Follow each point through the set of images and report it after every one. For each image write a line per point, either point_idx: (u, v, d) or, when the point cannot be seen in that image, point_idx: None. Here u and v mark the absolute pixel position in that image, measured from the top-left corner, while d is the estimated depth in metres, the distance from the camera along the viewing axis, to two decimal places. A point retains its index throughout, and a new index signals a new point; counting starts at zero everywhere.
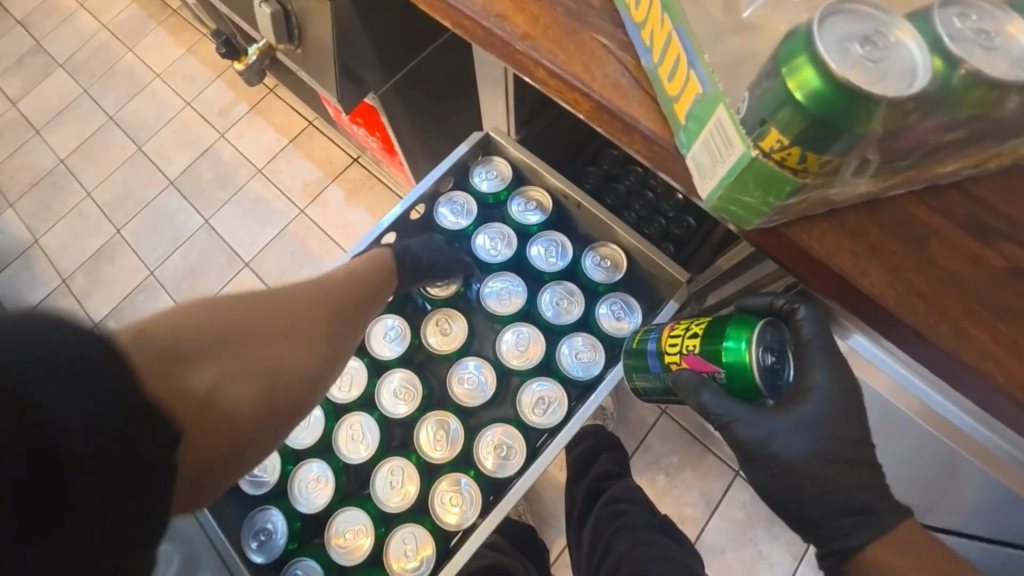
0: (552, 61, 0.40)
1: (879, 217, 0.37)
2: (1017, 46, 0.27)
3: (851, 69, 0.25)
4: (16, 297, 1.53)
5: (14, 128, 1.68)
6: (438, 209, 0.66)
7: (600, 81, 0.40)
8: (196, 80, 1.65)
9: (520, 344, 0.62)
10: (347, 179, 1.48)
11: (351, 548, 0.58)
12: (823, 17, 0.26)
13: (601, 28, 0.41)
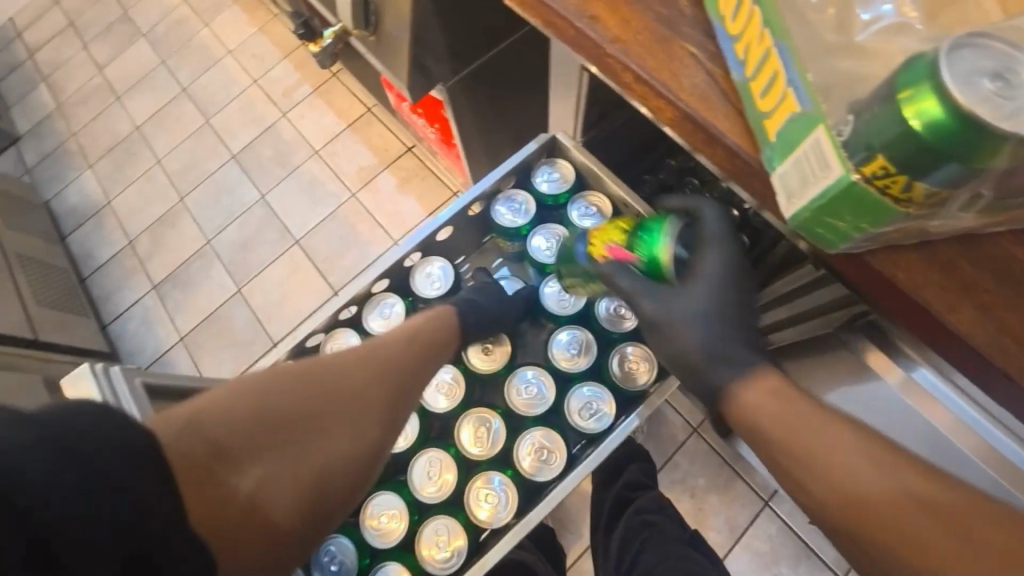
0: (640, 66, 0.40)
1: (974, 253, 0.35)
2: None
3: (982, 106, 0.23)
4: (88, 253, 1.65)
5: (97, 93, 1.79)
6: (495, 208, 0.66)
7: (687, 90, 0.39)
8: (265, 59, 1.72)
9: (572, 348, 0.63)
10: (401, 167, 1.51)
11: (385, 532, 0.59)
12: (950, 49, 0.25)
13: (691, 37, 0.40)
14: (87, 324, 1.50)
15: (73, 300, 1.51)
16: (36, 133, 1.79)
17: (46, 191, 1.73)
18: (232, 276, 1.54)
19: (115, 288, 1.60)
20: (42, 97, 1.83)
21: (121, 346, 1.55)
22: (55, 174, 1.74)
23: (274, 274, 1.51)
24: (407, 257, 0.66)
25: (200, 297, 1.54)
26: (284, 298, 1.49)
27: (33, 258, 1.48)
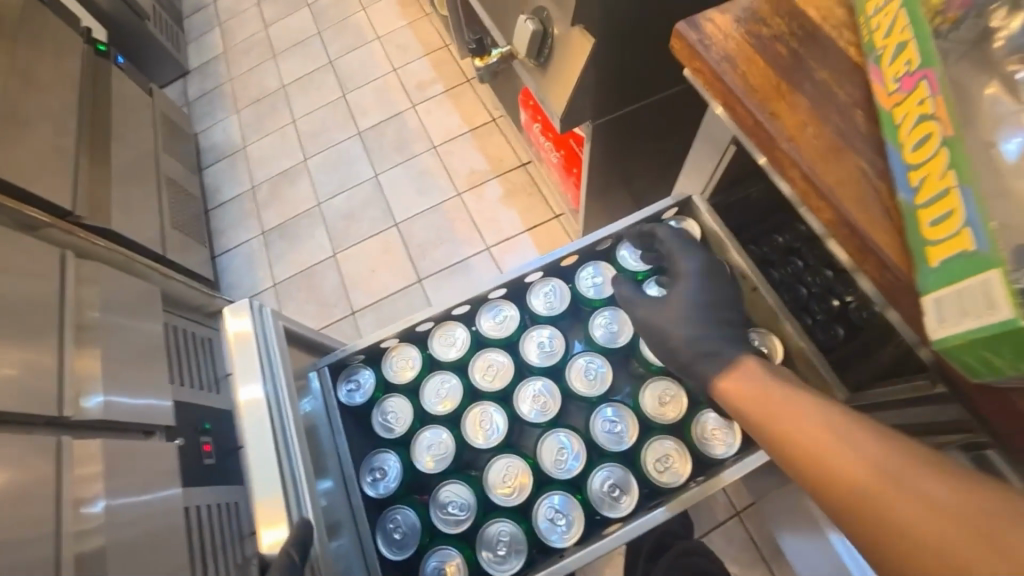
0: (809, 167, 0.43)
1: None
2: None
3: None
4: (216, 188, 1.85)
5: (259, 49, 2.01)
6: (581, 270, 0.74)
7: (849, 197, 0.42)
8: (407, 50, 1.85)
9: (663, 397, 0.66)
10: (509, 179, 1.59)
11: (452, 519, 0.65)
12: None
13: (862, 152, 0.43)
14: (202, 251, 1.68)
15: (196, 226, 1.70)
16: (201, 72, 2.03)
17: (197, 125, 1.95)
18: (332, 240, 1.67)
19: (231, 224, 1.79)
20: (214, 42, 2.07)
21: (222, 276, 1.72)
22: (208, 112, 1.96)
23: (368, 249, 1.63)
24: (530, 275, 0.73)
25: (299, 251, 1.69)
26: (373, 272, 1.60)
27: (175, 182, 1.68)
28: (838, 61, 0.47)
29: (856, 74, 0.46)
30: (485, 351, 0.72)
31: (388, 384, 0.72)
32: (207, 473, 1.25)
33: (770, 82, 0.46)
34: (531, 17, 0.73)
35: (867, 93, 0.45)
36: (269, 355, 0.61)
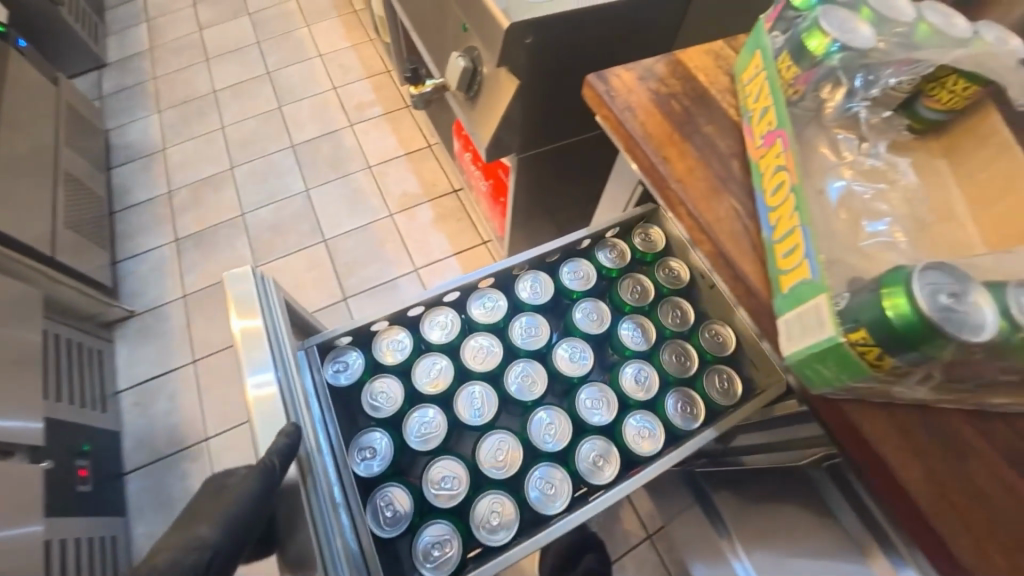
0: (692, 206, 0.49)
1: (927, 419, 0.44)
2: None
3: (952, 330, 0.31)
4: (126, 190, 1.71)
5: (191, 51, 1.92)
6: (562, 266, 0.75)
7: (723, 232, 0.48)
8: (349, 71, 1.86)
9: (640, 377, 0.69)
10: (442, 204, 1.62)
11: (444, 494, 0.63)
12: (923, 268, 0.33)
13: (736, 196, 0.50)
14: (101, 255, 1.54)
15: (96, 228, 1.56)
16: (120, 67, 1.90)
17: (110, 121, 1.82)
18: (254, 253, 1.60)
19: (140, 229, 1.66)
20: (139, 38, 1.96)
21: (123, 284, 1.58)
22: (125, 109, 1.83)
23: (293, 264, 1.58)
24: (516, 267, 0.75)
25: (216, 263, 1.60)
26: (296, 289, 1.54)
27: (76, 178, 1.54)
28: (720, 116, 0.53)
29: (734, 128, 0.53)
30: (472, 336, 0.71)
31: (374, 366, 0.69)
32: (79, 501, 1.13)
33: (664, 130, 0.52)
34: (463, 55, 0.78)
35: (741, 145, 0.52)
36: (277, 338, 0.57)
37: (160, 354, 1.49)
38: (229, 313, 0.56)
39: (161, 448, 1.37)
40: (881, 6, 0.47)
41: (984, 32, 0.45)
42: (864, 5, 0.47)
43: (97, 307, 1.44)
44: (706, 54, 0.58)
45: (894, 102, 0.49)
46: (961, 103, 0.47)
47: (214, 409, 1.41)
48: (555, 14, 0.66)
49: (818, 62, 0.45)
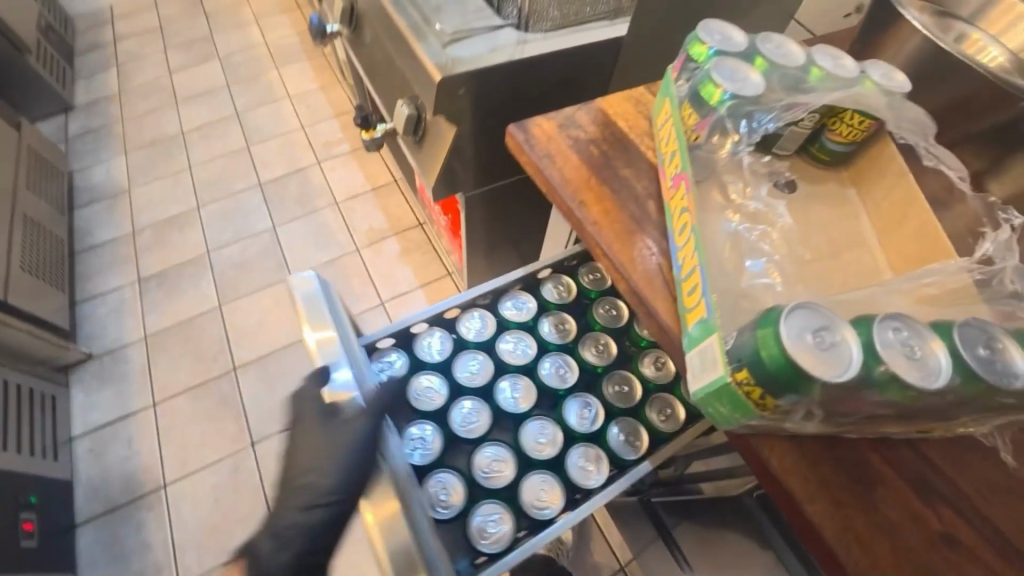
0: (609, 247, 0.51)
1: (835, 450, 0.45)
2: (935, 359, 0.35)
3: (816, 370, 0.32)
4: (88, 230, 1.70)
5: (159, 93, 1.95)
6: (581, 265, 0.74)
7: (638, 272, 0.50)
8: (317, 111, 1.90)
9: (658, 362, 0.68)
10: (407, 238, 1.65)
11: (494, 476, 0.62)
12: (791, 309, 0.34)
13: (650, 236, 0.52)
14: (58, 297, 1.51)
15: (54, 270, 1.54)
16: (88, 110, 1.91)
17: (75, 163, 1.82)
18: (219, 291, 1.59)
19: (102, 269, 1.64)
20: (107, 81, 1.98)
21: (82, 327, 1.55)
22: (90, 150, 1.84)
23: (259, 301, 1.57)
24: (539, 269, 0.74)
25: (180, 302, 1.58)
26: (260, 326, 1.53)
27: (34, 220, 1.52)
28: (638, 158, 0.56)
29: (648, 170, 0.55)
30: (505, 334, 0.70)
31: (416, 365, 0.68)
32: (21, 558, 1.07)
33: (582, 175, 0.54)
34: (407, 102, 0.82)
35: (655, 186, 0.54)
36: (350, 340, 0.53)
37: (118, 396, 1.45)
38: (303, 326, 0.52)
39: (114, 497, 1.31)
40: (775, 56, 0.51)
41: (870, 70, 0.51)
42: (758, 56, 0.51)
43: (52, 350, 1.41)
44: (627, 100, 0.61)
45: (799, 138, 0.54)
46: (862, 134, 0.53)
47: (173, 452, 1.37)
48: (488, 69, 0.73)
49: (714, 109, 0.49)
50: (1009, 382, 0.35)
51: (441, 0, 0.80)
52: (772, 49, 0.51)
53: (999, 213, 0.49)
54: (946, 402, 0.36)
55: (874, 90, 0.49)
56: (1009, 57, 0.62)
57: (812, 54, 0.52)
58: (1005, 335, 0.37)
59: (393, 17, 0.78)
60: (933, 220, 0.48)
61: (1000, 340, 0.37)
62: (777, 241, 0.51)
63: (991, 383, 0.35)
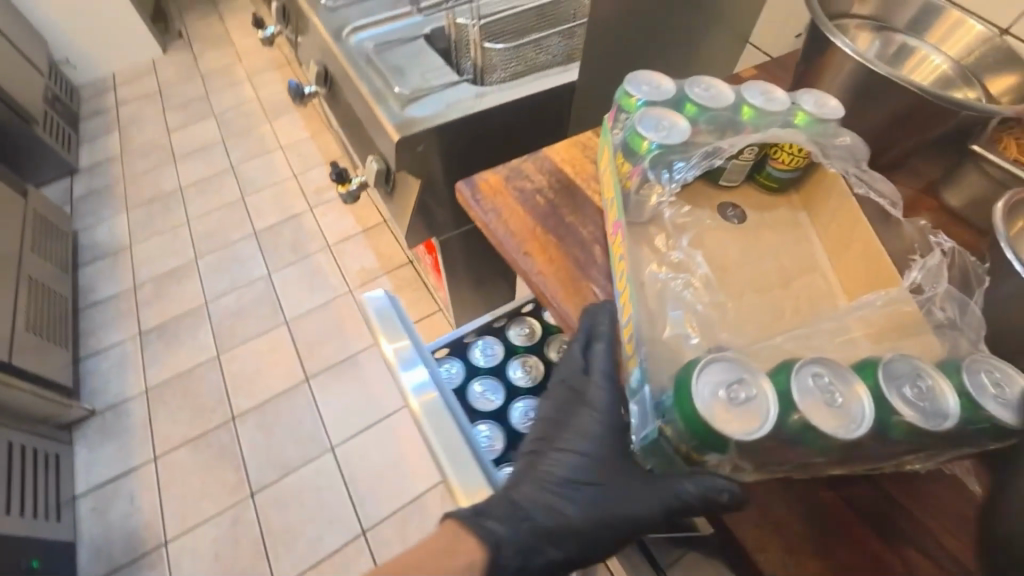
0: (554, 295, 0.51)
1: (788, 494, 0.44)
2: (857, 406, 0.34)
3: (728, 429, 0.32)
4: (92, 287, 1.75)
5: (159, 152, 2.03)
6: None
7: (584, 318, 0.50)
8: (308, 159, 1.96)
9: None
10: (398, 276, 1.68)
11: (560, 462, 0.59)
12: (705, 366, 0.34)
13: (596, 279, 0.52)
14: (62, 355, 1.55)
15: (59, 329, 1.58)
16: (92, 172, 2.00)
17: (80, 223, 1.89)
18: (217, 341, 1.62)
19: (104, 325, 1.68)
20: (110, 144, 2.07)
21: (86, 383, 1.58)
22: (94, 210, 1.91)
23: (257, 347, 1.60)
24: None
25: (180, 354, 1.61)
26: (258, 372, 1.55)
27: (39, 282, 1.57)
28: (583, 203, 0.57)
29: (594, 215, 0.56)
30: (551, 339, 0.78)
31: (473, 370, 0.77)
32: None
33: (527, 225, 0.55)
34: (376, 158, 0.87)
35: (601, 231, 0.55)
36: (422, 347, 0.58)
37: (120, 452, 1.47)
38: (380, 340, 0.58)
39: (117, 555, 1.32)
40: (704, 100, 0.52)
41: (801, 101, 0.52)
42: (689, 102, 0.52)
43: (56, 409, 1.43)
44: (573, 147, 0.62)
45: (743, 169, 0.53)
46: (803, 161, 0.51)
47: (173, 506, 1.37)
48: (446, 124, 0.77)
49: (645, 158, 0.50)
50: (942, 424, 0.34)
51: (402, 65, 0.85)
52: (702, 93, 0.52)
53: (928, 236, 0.50)
54: (880, 448, 0.35)
55: (806, 126, 0.50)
56: (952, 66, 0.61)
57: (742, 92, 0.53)
58: (935, 372, 0.35)
59: (357, 83, 0.82)
60: (877, 243, 0.46)
61: (930, 378, 0.35)
62: (726, 278, 0.49)
63: (920, 426, 0.33)
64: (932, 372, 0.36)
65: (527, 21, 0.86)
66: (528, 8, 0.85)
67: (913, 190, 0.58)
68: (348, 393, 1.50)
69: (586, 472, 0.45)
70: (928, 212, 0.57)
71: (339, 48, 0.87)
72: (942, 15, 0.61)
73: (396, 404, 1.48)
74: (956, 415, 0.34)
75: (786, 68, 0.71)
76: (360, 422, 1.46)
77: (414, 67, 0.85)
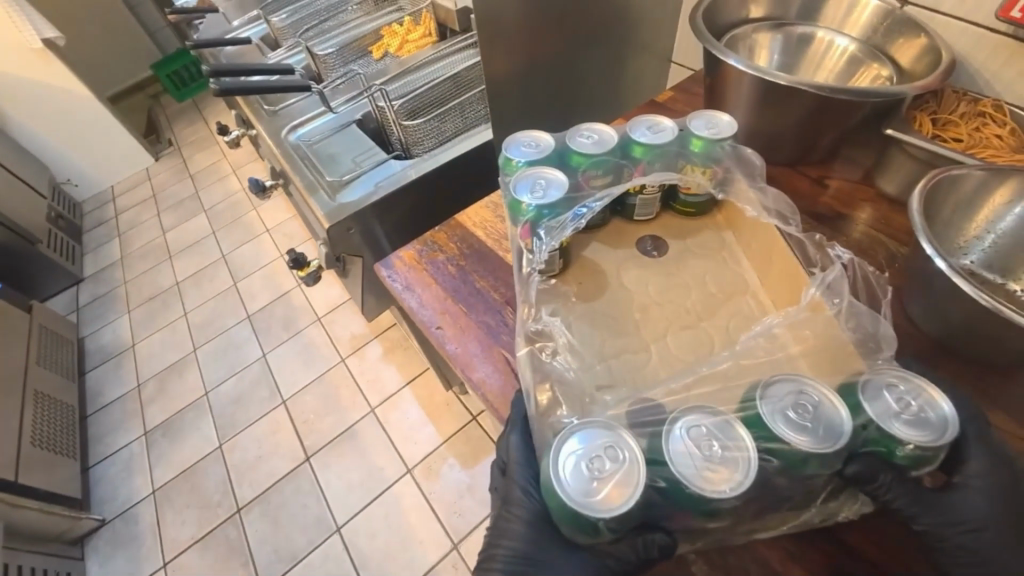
0: (464, 370, 0.48)
1: (727, 560, 0.37)
2: (737, 446, 0.32)
3: (597, 505, 0.31)
4: (98, 392, 1.76)
5: (156, 252, 2.11)
6: None
7: (493, 393, 0.46)
8: (293, 237, 2.03)
9: None
10: (388, 337, 1.70)
11: None
12: (565, 443, 0.33)
13: (508, 344, 0.48)
14: (70, 465, 1.51)
15: (66, 439, 1.55)
16: (95, 279, 2.08)
17: (84, 330, 1.93)
18: (218, 431, 1.59)
19: (111, 428, 1.66)
20: (112, 251, 2.16)
21: (94, 493, 1.54)
22: (99, 316, 1.96)
23: (257, 432, 1.57)
24: None
25: (183, 449, 1.58)
26: (259, 458, 1.51)
27: (47, 394, 1.57)
28: (493, 265, 0.55)
29: (506, 276, 0.54)
30: None
31: None
32: None
33: (439, 295, 0.53)
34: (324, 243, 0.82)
35: (512, 291, 0.53)
36: None
37: (129, 562, 1.40)
38: None
39: None
40: (589, 149, 0.49)
41: (694, 128, 0.49)
42: (575, 154, 0.50)
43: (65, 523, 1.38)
44: (485, 208, 0.61)
45: (654, 201, 0.50)
46: (709, 183, 0.49)
47: None
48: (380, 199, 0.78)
49: (530, 222, 0.47)
50: (832, 441, 0.33)
51: (337, 148, 0.88)
52: (587, 142, 0.50)
53: (828, 249, 0.46)
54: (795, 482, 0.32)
55: (700, 155, 0.49)
56: (858, 46, 0.59)
57: (629, 130, 0.51)
58: (819, 388, 0.34)
59: (294, 177, 0.84)
60: (789, 253, 0.44)
61: (815, 394, 0.34)
62: (646, 321, 0.46)
63: (806, 449, 0.32)
64: (817, 387, 0.35)
65: (443, 89, 0.87)
66: (443, 78, 0.87)
67: (850, 180, 0.54)
68: (351, 467, 1.45)
69: (527, 568, 0.35)
70: (865, 203, 0.52)
71: (279, 147, 0.89)
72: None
73: (398, 471, 1.43)
74: (846, 427, 0.33)
75: (698, 84, 0.70)
76: (365, 494, 1.40)
77: (348, 152, 0.86)
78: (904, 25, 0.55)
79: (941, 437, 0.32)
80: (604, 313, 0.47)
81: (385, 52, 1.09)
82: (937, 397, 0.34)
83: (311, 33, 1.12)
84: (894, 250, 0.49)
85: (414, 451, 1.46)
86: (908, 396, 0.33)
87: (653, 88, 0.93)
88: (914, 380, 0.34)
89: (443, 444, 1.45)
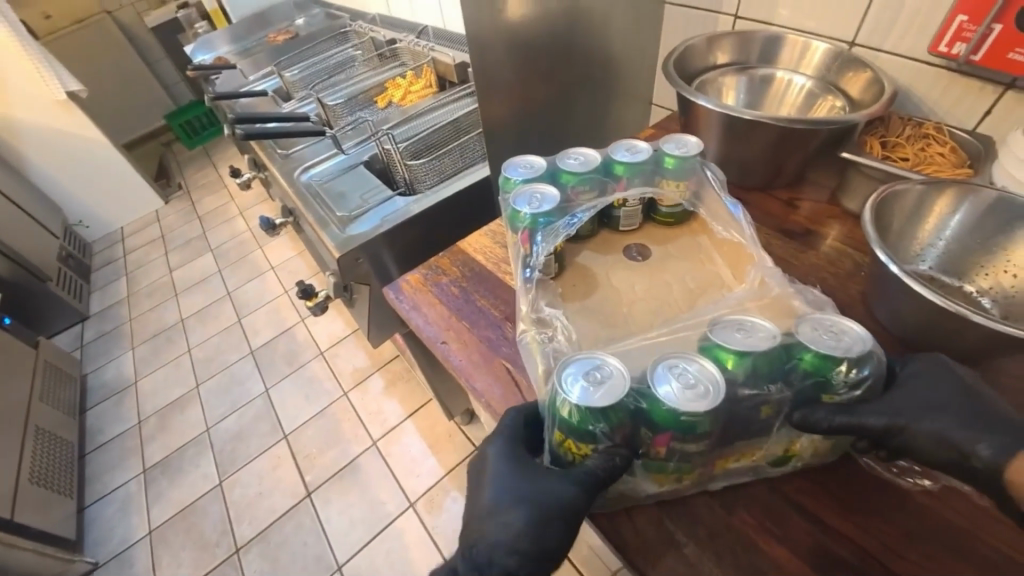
0: (471, 383, 0.51)
1: (711, 537, 0.39)
2: (704, 364, 0.39)
3: (595, 400, 0.36)
4: (98, 430, 1.75)
5: (162, 289, 2.16)
6: None
7: (497, 401, 0.49)
8: (298, 273, 2.09)
9: None
10: (390, 370, 1.73)
11: None
12: (565, 366, 0.40)
13: (509, 355, 0.52)
14: (66, 504, 1.49)
15: (64, 478, 1.53)
16: (101, 317, 2.11)
17: (88, 367, 1.94)
18: (218, 467, 1.58)
19: (110, 467, 1.65)
20: (119, 289, 2.20)
21: (87, 534, 1.50)
22: (103, 352, 1.98)
23: (258, 467, 1.56)
24: None
25: (182, 486, 1.56)
26: (260, 495, 1.49)
27: (47, 430, 1.57)
28: (493, 286, 0.59)
29: (505, 294, 0.58)
30: None
31: None
32: None
33: (444, 314, 0.57)
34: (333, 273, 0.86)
35: (512, 308, 0.56)
36: None
37: None
38: None
39: None
40: (576, 167, 0.55)
41: (666, 148, 0.55)
42: (563, 173, 0.55)
43: (57, 566, 1.34)
44: (484, 236, 0.65)
45: (637, 213, 0.56)
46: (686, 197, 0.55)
47: None
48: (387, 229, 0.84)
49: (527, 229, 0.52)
50: (766, 338, 0.40)
51: (344, 186, 0.94)
52: (575, 162, 0.56)
53: None
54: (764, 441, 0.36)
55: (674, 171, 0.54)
56: (814, 83, 0.66)
57: (610, 152, 0.57)
58: (755, 320, 0.42)
59: (306, 212, 0.90)
60: None
61: (754, 324, 0.42)
62: (633, 315, 0.50)
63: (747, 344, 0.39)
64: (756, 322, 0.42)
65: (444, 133, 0.94)
66: (443, 123, 0.94)
67: (820, 202, 0.60)
68: (352, 503, 1.44)
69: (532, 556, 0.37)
70: (832, 220, 0.58)
71: (292, 186, 0.95)
72: (785, 42, 0.67)
73: (401, 506, 1.41)
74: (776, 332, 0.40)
75: (675, 122, 0.76)
76: (367, 529, 1.38)
77: (356, 190, 0.92)
78: (851, 63, 0.62)
79: (862, 348, 0.38)
80: (598, 308, 0.51)
81: (389, 101, 1.16)
82: (852, 327, 0.40)
83: (322, 85, 1.21)
84: (860, 261, 0.53)
85: (416, 484, 1.45)
86: (835, 328, 0.40)
87: (639, 126, 1.00)
88: (836, 319, 0.40)
89: (445, 477, 1.45)
